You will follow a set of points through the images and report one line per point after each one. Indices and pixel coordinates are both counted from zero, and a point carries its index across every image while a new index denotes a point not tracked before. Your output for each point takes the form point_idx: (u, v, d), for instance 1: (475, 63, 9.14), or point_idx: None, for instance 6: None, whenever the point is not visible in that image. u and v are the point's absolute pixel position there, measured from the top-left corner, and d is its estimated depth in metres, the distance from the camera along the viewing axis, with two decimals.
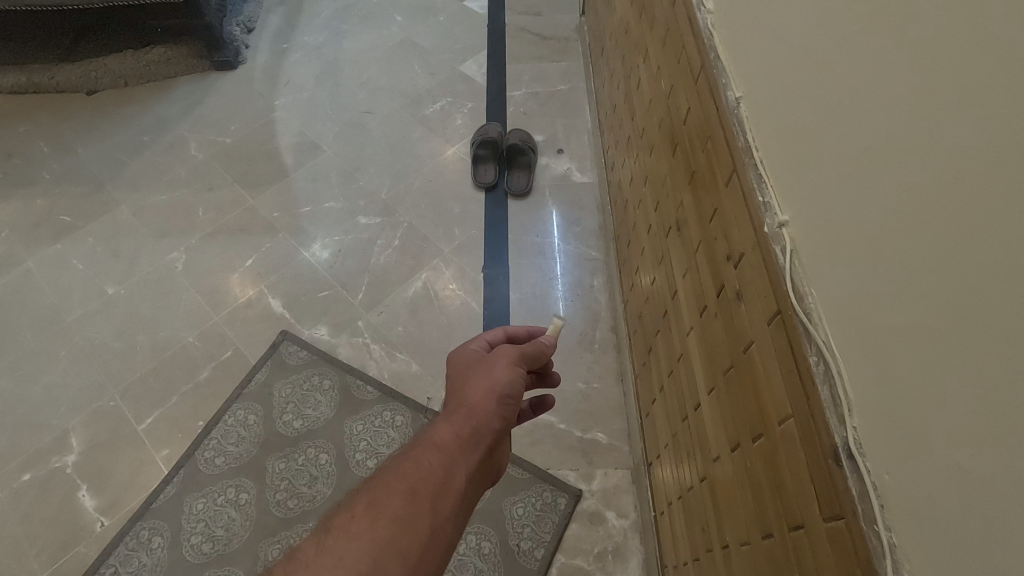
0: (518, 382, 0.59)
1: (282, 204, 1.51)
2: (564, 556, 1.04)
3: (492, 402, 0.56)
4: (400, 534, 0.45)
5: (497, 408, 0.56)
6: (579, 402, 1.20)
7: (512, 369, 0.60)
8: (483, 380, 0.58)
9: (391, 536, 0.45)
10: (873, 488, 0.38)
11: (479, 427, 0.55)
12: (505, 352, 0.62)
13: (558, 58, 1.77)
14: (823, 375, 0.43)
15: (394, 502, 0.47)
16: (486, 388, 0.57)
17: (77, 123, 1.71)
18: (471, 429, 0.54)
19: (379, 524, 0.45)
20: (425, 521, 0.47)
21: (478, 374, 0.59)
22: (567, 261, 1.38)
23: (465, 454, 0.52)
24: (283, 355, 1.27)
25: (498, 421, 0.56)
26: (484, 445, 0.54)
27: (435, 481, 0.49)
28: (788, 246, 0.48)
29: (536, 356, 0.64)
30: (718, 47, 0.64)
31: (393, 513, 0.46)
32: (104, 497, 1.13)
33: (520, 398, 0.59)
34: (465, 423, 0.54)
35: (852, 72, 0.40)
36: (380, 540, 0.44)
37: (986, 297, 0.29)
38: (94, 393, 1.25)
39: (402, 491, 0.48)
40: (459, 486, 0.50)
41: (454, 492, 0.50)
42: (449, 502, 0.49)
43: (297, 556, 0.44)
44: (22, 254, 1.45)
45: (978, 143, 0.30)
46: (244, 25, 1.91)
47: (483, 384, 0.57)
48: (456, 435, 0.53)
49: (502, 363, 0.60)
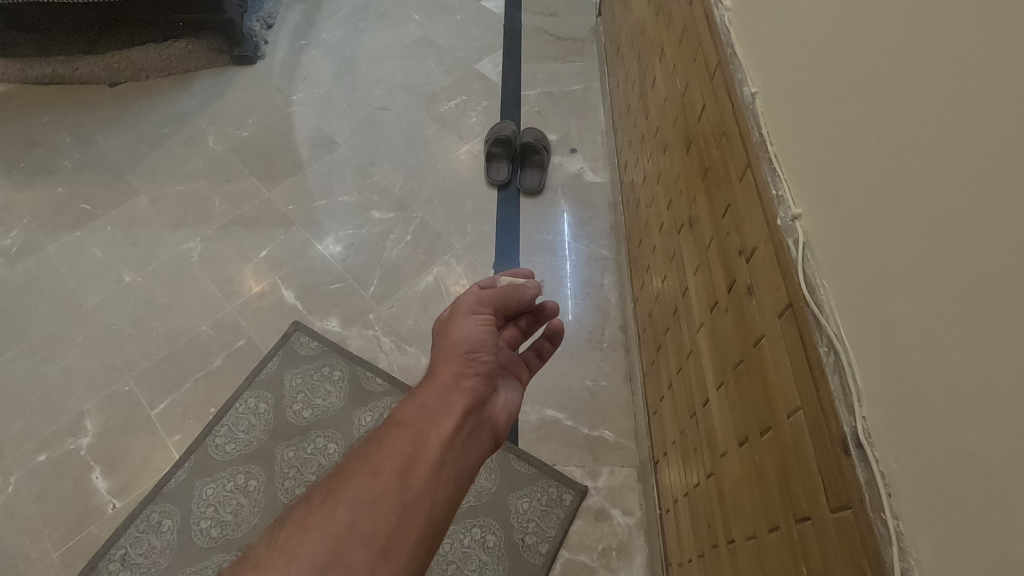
0: (484, 340, 0.67)
1: (297, 197, 1.53)
2: (568, 552, 1.04)
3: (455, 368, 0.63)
4: (362, 515, 0.50)
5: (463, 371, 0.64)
6: (588, 400, 1.20)
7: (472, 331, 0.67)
8: (446, 349, 0.65)
9: (350, 520, 0.49)
10: (881, 475, 0.39)
11: (446, 397, 0.61)
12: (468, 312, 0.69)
13: (573, 58, 1.78)
14: (834, 365, 0.43)
15: (355, 486, 0.52)
16: (449, 354, 0.65)
17: (99, 115, 1.74)
18: (436, 401, 0.60)
19: (338, 510, 0.50)
20: (390, 499, 0.52)
21: (443, 343, 0.66)
22: (578, 259, 1.39)
23: (433, 423, 0.58)
24: (295, 345, 1.29)
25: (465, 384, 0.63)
26: (455, 410, 0.60)
27: (402, 457, 0.55)
28: (800, 238, 0.49)
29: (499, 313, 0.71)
30: (736, 43, 0.64)
31: (354, 497, 0.51)
32: (117, 480, 1.15)
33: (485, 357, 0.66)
34: (430, 396, 0.61)
35: (866, 63, 0.40)
36: (339, 524, 0.49)
37: (993, 281, 0.30)
38: (110, 378, 1.27)
39: (365, 475, 0.53)
40: (428, 459, 0.56)
41: (423, 464, 0.55)
42: (418, 475, 0.54)
43: (253, 555, 0.47)
44: (42, 240, 1.48)
45: (984, 132, 0.30)
46: (264, 21, 1.94)
47: (444, 352, 0.65)
48: (420, 409, 0.59)
49: (463, 325, 0.67)
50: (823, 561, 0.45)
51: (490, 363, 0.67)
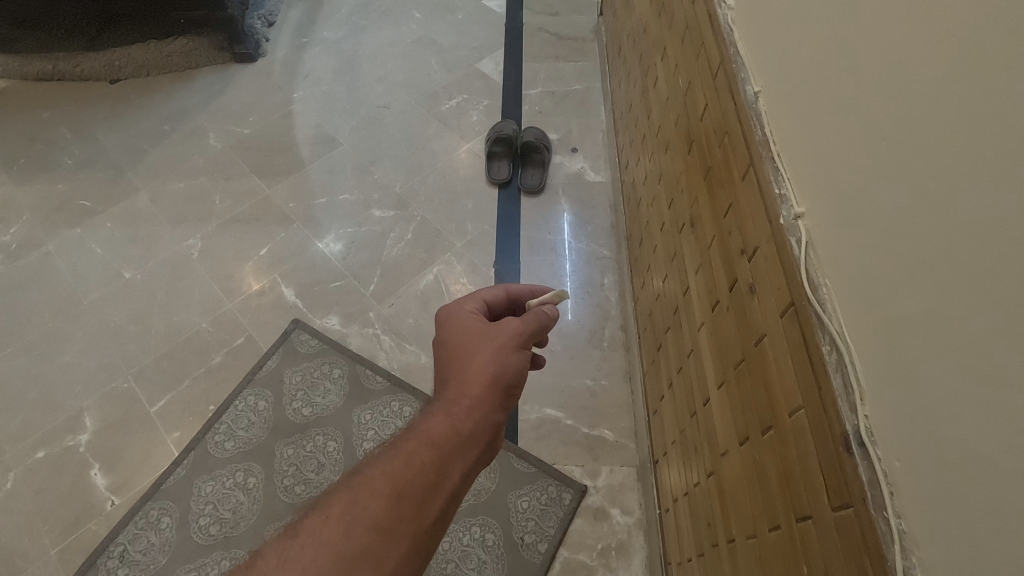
0: (523, 367, 0.59)
1: (297, 195, 1.53)
2: (568, 551, 1.04)
3: (495, 391, 0.56)
4: (378, 542, 0.45)
5: (500, 399, 0.57)
6: (587, 400, 1.20)
7: (515, 352, 0.59)
8: (488, 362, 0.57)
9: (365, 545, 0.44)
10: (883, 474, 0.38)
11: (480, 419, 0.54)
12: (513, 329, 0.61)
13: (574, 58, 1.78)
14: (836, 364, 0.43)
15: (374, 506, 0.46)
16: (492, 374, 0.57)
17: (100, 112, 1.74)
18: (470, 425, 0.54)
19: (353, 532, 0.45)
20: (409, 527, 0.46)
21: (483, 355, 0.58)
22: (578, 258, 1.39)
23: (463, 448, 0.52)
24: (295, 343, 1.29)
25: (499, 412, 0.56)
26: (486, 439, 0.54)
27: (427, 482, 0.49)
28: (803, 238, 0.49)
29: (541, 329, 0.64)
30: (739, 41, 0.64)
31: (371, 520, 0.45)
32: (115, 476, 1.14)
33: (522, 382, 0.59)
34: (462, 415, 0.54)
35: (867, 64, 0.40)
36: (353, 548, 0.44)
37: (993, 277, 0.30)
38: (109, 375, 1.26)
39: (385, 494, 0.47)
40: (451, 486, 0.50)
41: (444, 494, 0.50)
42: (437, 505, 0.49)
43: (259, 564, 0.43)
44: (42, 237, 1.48)
45: (982, 129, 0.31)
46: (265, 18, 1.94)
47: (483, 367, 0.57)
48: (454, 429, 0.53)
49: (508, 345, 0.59)
50: (824, 560, 0.45)
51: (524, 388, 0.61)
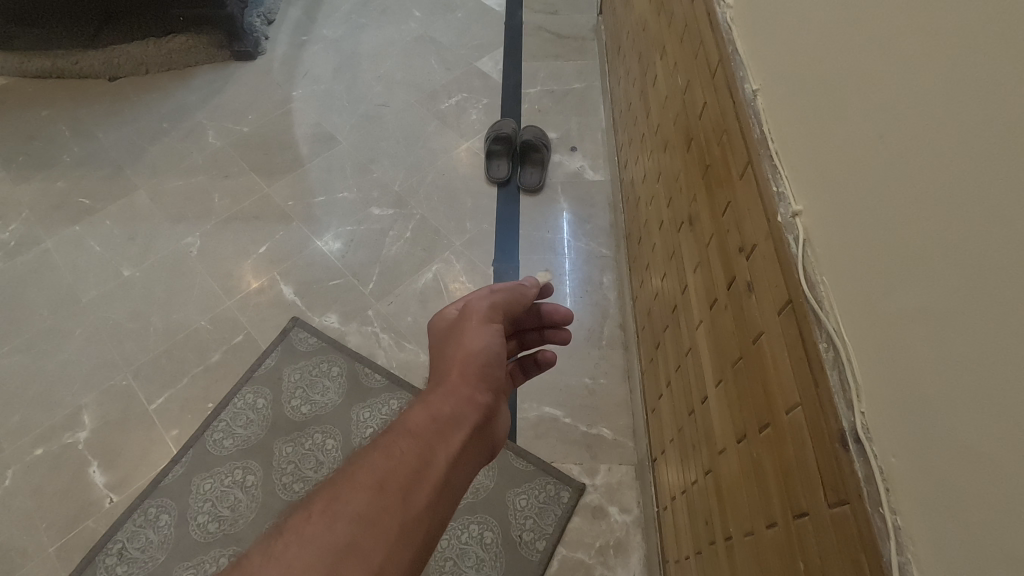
0: (493, 345, 0.64)
1: (297, 193, 1.53)
2: (566, 549, 1.04)
3: (469, 370, 0.60)
4: (363, 534, 0.44)
5: (477, 380, 0.60)
6: (586, 398, 1.20)
7: (484, 335, 0.64)
8: (458, 348, 0.62)
9: (351, 537, 0.44)
10: (880, 472, 0.39)
11: (458, 403, 0.57)
12: (480, 314, 0.66)
13: (573, 57, 1.78)
14: (834, 362, 0.43)
15: (357, 499, 0.46)
16: (463, 357, 0.61)
17: (99, 109, 1.73)
18: (449, 412, 0.56)
19: (336, 525, 0.44)
20: (394, 516, 0.46)
21: (453, 342, 0.63)
22: (577, 257, 1.39)
23: (444, 435, 0.54)
24: (294, 340, 1.29)
25: (477, 395, 0.59)
26: (467, 424, 0.56)
27: (410, 471, 0.49)
28: (800, 236, 0.49)
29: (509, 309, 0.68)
30: (738, 40, 0.64)
31: (354, 512, 0.45)
32: (114, 473, 1.15)
33: (496, 365, 0.62)
34: (439, 399, 0.57)
35: (867, 62, 0.40)
36: (338, 540, 0.43)
37: (990, 274, 0.30)
38: (109, 373, 1.26)
39: (368, 487, 0.47)
40: (436, 475, 0.50)
41: (430, 481, 0.50)
42: (423, 494, 0.49)
43: (244, 563, 0.42)
44: (41, 234, 1.48)
45: (981, 127, 0.31)
46: (265, 16, 1.94)
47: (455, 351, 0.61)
48: (432, 416, 0.55)
49: (475, 326, 0.64)
50: (822, 557, 0.45)
51: (501, 372, 0.64)
